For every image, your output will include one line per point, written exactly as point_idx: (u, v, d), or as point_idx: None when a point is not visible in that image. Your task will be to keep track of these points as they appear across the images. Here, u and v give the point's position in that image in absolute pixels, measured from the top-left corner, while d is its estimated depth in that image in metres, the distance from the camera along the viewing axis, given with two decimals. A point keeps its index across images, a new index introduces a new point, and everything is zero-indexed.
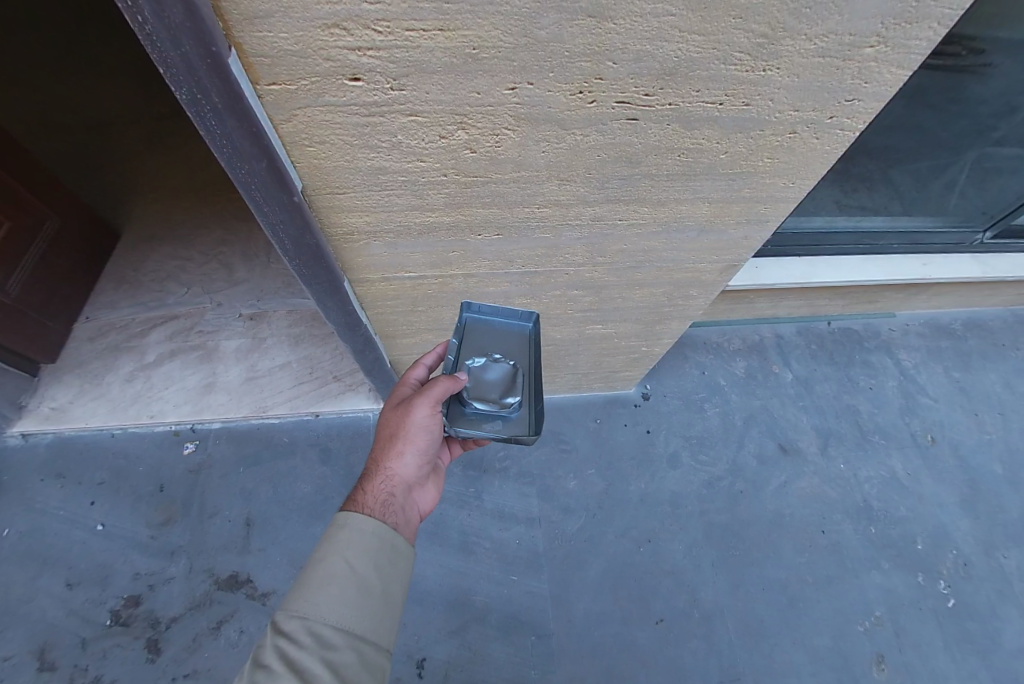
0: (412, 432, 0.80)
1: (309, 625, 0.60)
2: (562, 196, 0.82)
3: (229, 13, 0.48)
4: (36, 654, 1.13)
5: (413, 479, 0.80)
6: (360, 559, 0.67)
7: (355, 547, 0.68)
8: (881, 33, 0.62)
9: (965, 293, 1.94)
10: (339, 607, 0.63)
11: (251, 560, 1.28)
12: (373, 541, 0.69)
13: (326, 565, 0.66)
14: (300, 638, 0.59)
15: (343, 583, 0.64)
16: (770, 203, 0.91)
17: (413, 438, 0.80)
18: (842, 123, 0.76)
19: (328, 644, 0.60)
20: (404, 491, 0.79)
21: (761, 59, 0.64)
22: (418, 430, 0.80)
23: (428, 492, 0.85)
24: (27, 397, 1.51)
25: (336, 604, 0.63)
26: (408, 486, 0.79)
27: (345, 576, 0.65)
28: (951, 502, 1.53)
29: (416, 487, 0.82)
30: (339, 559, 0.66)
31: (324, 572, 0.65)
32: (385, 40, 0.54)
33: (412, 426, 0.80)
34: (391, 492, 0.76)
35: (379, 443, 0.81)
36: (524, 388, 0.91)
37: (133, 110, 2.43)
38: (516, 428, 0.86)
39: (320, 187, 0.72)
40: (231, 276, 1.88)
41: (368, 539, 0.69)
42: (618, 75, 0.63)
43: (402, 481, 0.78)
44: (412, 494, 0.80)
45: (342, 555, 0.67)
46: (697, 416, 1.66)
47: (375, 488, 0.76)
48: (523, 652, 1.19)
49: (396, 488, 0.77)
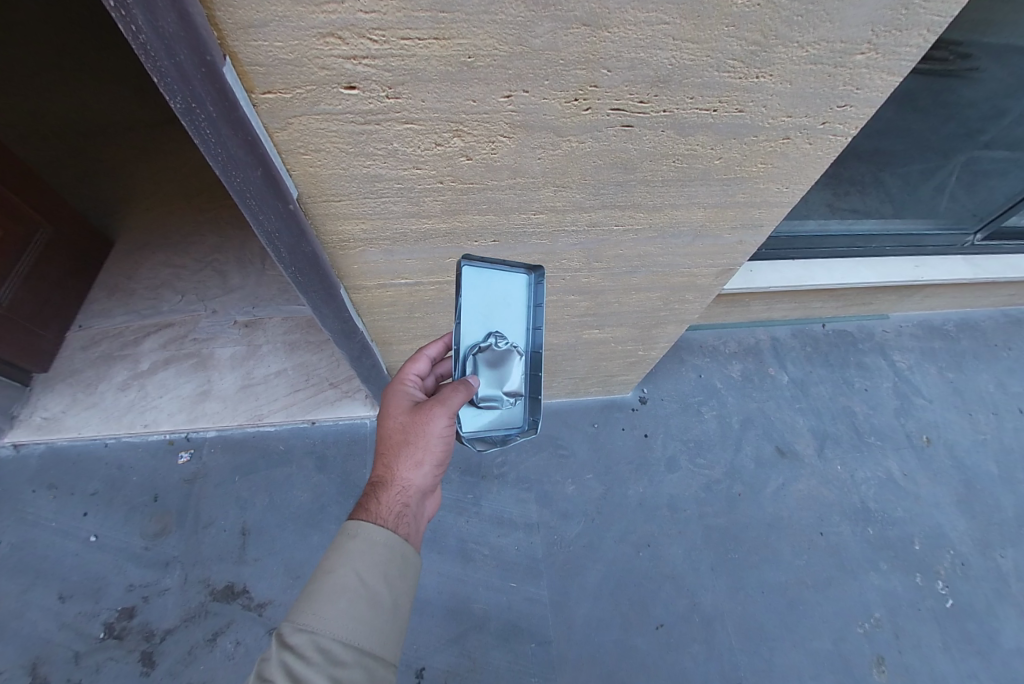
0: (430, 442, 0.75)
1: (316, 639, 0.60)
2: (558, 203, 0.83)
3: (223, 22, 0.48)
4: (28, 669, 1.11)
5: (427, 488, 0.77)
6: (370, 572, 0.66)
7: (366, 560, 0.67)
8: (872, 40, 0.63)
9: (958, 294, 1.96)
10: (347, 623, 0.62)
11: (247, 571, 1.27)
12: (384, 552, 0.68)
13: (335, 576, 0.65)
14: (308, 654, 0.59)
15: (351, 597, 0.64)
16: (764, 208, 0.92)
17: (432, 447, 0.76)
18: (835, 129, 0.77)
19: (335, 661, 0.59)
20: (418, 502, 0.75)
21: (753, 67, 0.64)
22: (436, 439, 0.76)
23: (436, 498, 0.83)
24: (19, 407, 1.50)
25: (343, 619, 0.62)
26: (422, 496, 0.76)
27: (353, 589, 0.64)
28: (947, 502, 1.54)
29: (428, 496, 0.79)
30: (348, 571, 0.65)
31: (332, 584, 0.64)
32: (380, 49, 0.54)
33: (431, 435, 0.75)
34: (406, 504, 0.72)
35: (392, 450, 0.75)
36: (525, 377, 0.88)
37: (126, 117, 2.43)
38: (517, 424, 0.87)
39: (315, 195, 0.72)
40: (226, 283, 1.87)
41: (378, 550, 0.68)
42: (612, 84, 0.63)
43: (418, 491, 0.75)
44: (424, 503, 0.77)
45: (351, 567, 0.66)
46: (694, 419, 1.66)
47: (389, 500, 0.72)
48: (522, 660, 1.18)
49: (411, 499, 0.73)
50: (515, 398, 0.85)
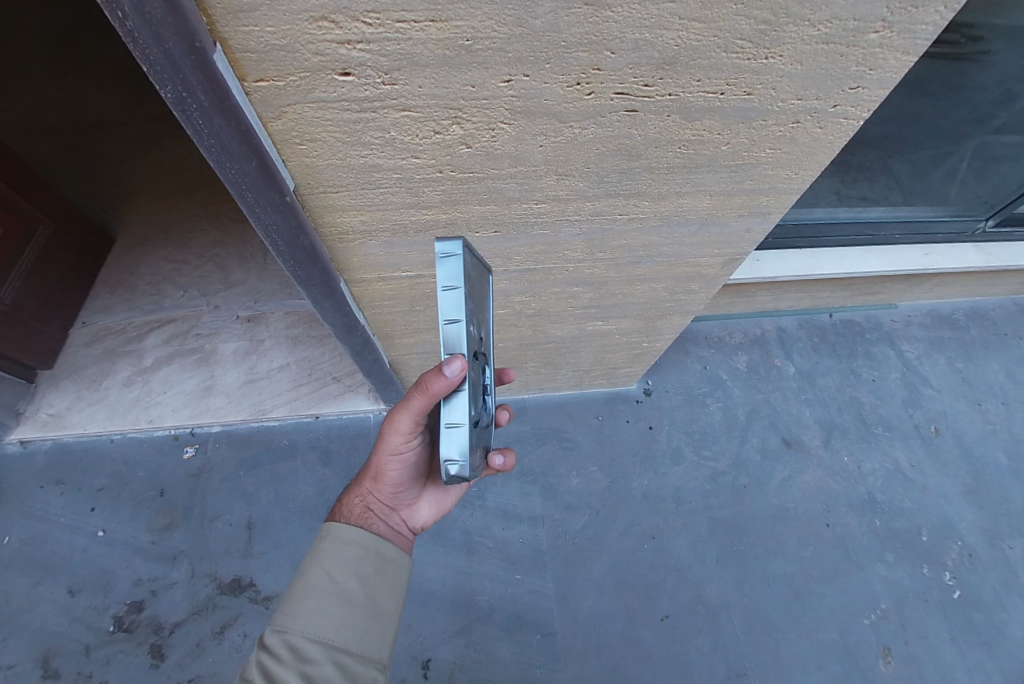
0: (387, 457, 0.77)
1: (288, 639, 0.61)
2: (560, 192, 0.81)
3: (212, 7, 0.46)
4: (40, 662, 1.13)
5: (392, 495, 0.81)
6: (340, 570, 0.69)
7: (337, 558, 0.70)
8: (886, 18, 0.61)
9: (968, 283, 1.92)
10: (317, 620, 0.63)
11: (253, 564, 1.27)
12: (355, 550, 0.71)
13: (307, 577, 0.68)
14: (280, 653, 0.60)
15: (322, 595, 0.66)
16: (772, 195, 0.90)
17: (384, 459, 0.77)
18: (846, 112, 0.74)
19: (306, 658, 0.60)
20: (383, 507, 0.80)
21: (763, 47, 0.62)
22: (392, 456, 0.77)
23: (418, 508, 0.85)
24: (25, 403, 1.50)
25: (315, 616, 0.64)
26: (386, 502, 0.80)
27: (324, 587, 0.66)
28: (956, 494, 1.52)
29: (400, 503, 0.83)
30: (319, 570, 0.68)
31: (304, 584, 0.67)
32: (374, 33, 0.52)
33: (387, 450, 0.76)
34: (369, 507, 0.78)
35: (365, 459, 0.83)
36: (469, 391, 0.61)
37: (126, 112, 2.42)
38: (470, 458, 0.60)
39: (312, 186, 0.70)
40: (227, 278, 1.86)
41: (349, 548, 0.71)
42: (616, 66, 0.61)
43: (381, 498, 0.80)
44: (394, 508, 0.81)
45: (322, 567, 0.69)
46: (700, 411, 1.65)
47: (353, 501, 0.79)
48: (527, 651, 1.19)
49: (374, 502, 0.80)
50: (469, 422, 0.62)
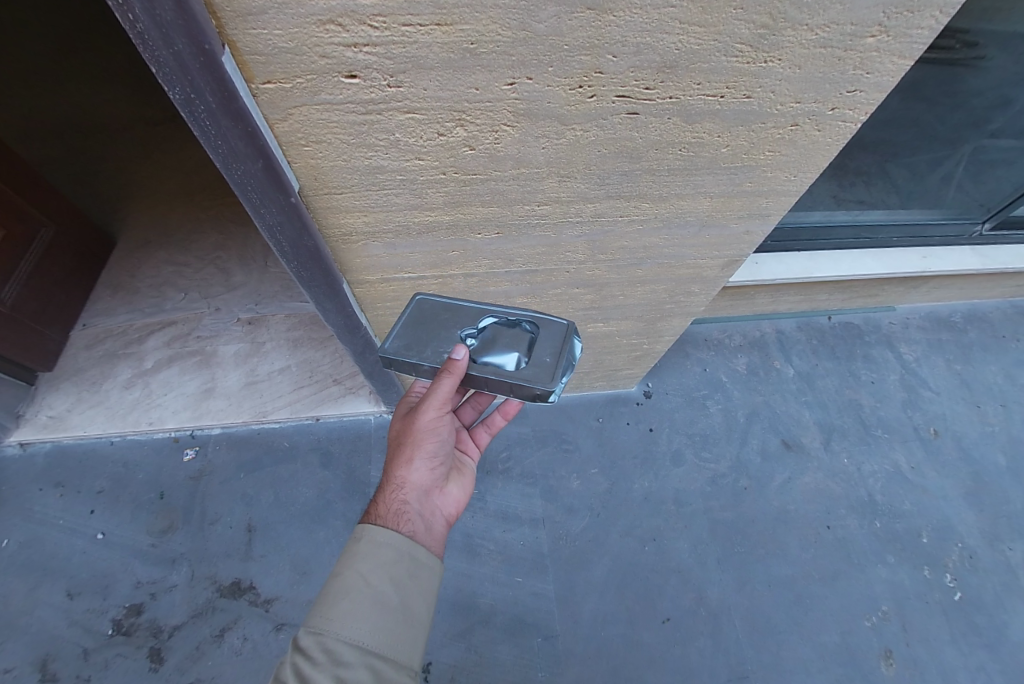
0: (420, 439, 0.81)
1: (323, 641, 0.62)
2: (561, 193, 0.82)
3: (221, 9, 0.47)
4: (38, 666, 1.12)
5: (425, 485, 0.81)
6: (375, 573, 0.68)
7: (370, 560, 0.69)
8: (883, 22, 0.62)
9: (966, 285, 1.93)
10: (352, 623, 0.64)
11: (254, 567, 1.27)
12: (388, 552, 0.70)
13: (342, 578, 0.68)
14: (315, 655, 0.61)
15: (356, 598, 0.66)
16: (771, 197, 0.91)
17: (420, 439, 0.81)
18: (843, 116, 0.75)
19: (340, 661, 0.61)
20: (420, 498, 0.79)
21: (762, 51, 0.63)
22: (426, 435, 0.81)
23: (448, 496, 0.85)
24: (25, 405, 1.50)
25: (350, 619, 0.64)
26: (422, 492, 0.80)
27: (358, 590, 0.66)
28: (955, 494, 1.53)
29: (433, 492, 0.82)
30: (354, 573, 0.68)
31: (339, 586, 0.67)
32: (381, 35, 0.53)
33: (421, 432, 0.81)
34: (405, 501, 0.77)
35: (391, 454, 0.83)
36: (489, 365, 0.80)
37: (128, 115, 2.43)
38: (537, 373, 0.78)
39: (317, 189, 0.71)
40: (229, 281, 1.87)
41: (383, 550, 0.70)
42: (617, 69, 0.62)
43: (416, 488, 0.79)
44: (428, 500, 0.81)
45: (356, 568, 0.68)
46: (699, 414, 1.65)
47: (388, 499, 0.77)
48: (528, 654, 1.18)
49: (409, 495, 0.78)
50: (517, 360, 0.80)
